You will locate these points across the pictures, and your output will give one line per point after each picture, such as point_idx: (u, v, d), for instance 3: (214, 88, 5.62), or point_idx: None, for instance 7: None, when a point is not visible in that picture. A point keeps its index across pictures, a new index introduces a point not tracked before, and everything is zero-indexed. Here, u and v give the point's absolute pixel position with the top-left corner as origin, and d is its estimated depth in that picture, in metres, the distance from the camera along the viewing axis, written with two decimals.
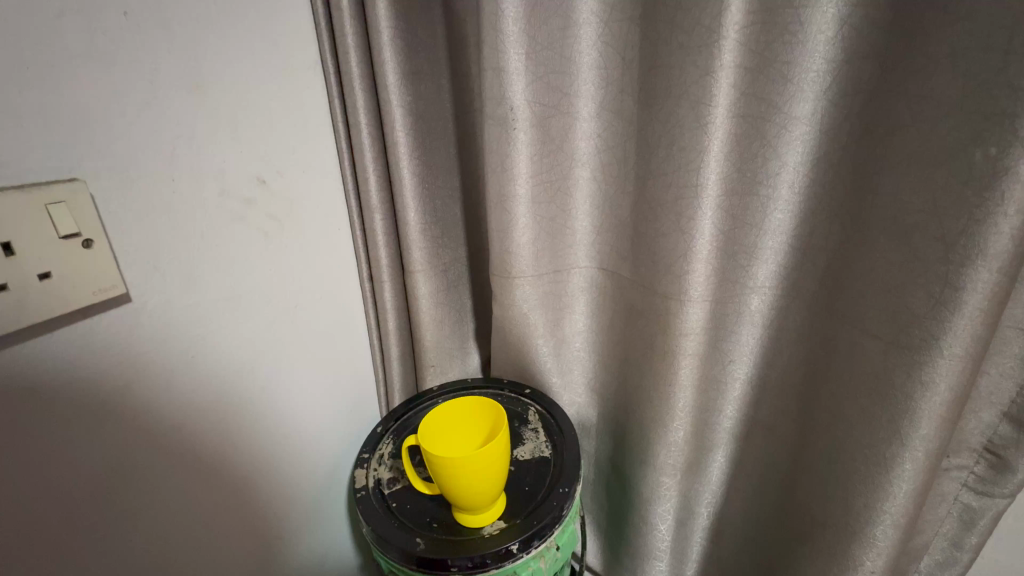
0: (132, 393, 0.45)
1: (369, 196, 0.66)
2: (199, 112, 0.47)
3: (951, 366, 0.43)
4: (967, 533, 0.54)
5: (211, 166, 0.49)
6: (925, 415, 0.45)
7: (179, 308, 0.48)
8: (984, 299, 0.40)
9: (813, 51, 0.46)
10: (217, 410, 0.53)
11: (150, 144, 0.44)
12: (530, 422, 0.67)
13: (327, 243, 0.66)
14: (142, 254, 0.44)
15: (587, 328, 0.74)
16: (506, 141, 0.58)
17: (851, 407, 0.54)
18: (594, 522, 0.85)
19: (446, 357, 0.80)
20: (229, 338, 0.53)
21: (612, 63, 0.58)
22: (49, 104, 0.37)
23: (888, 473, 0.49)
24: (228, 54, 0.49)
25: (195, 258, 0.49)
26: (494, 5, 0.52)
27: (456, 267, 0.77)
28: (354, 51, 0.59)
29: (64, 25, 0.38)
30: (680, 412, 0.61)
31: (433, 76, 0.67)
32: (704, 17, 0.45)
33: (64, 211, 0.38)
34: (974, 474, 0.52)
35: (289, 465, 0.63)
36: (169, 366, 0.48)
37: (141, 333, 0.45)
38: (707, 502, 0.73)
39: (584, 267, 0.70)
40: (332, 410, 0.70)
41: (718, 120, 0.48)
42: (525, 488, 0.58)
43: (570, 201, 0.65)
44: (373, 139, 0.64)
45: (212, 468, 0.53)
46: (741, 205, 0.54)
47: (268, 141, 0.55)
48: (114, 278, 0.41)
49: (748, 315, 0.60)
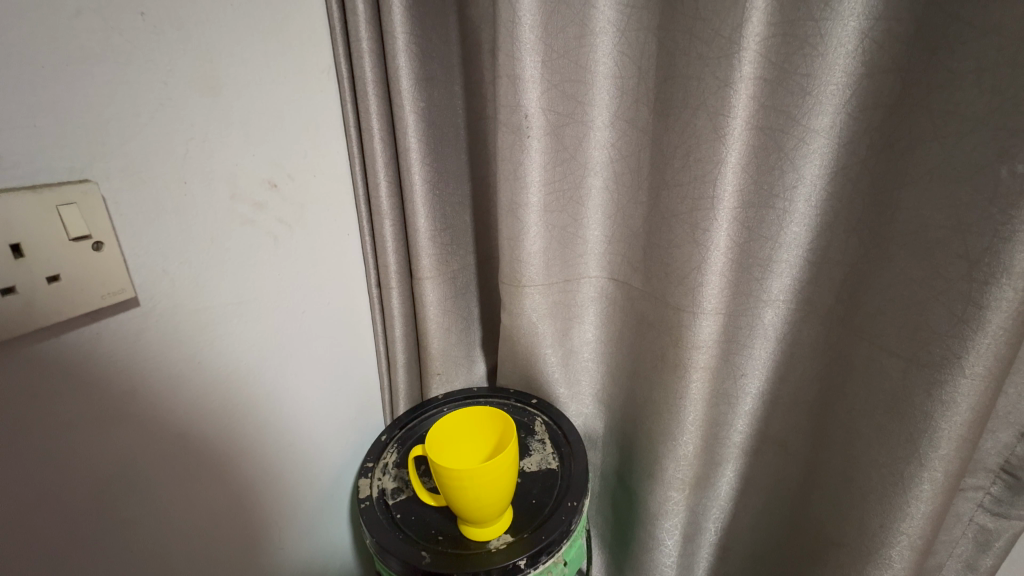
0: (136, 399, 0.44)
1: (379, 201, 0.66)
2: (212, 113, 0.47)
3: (974, 385, 0.42)
4: (983, 555, 0.53)
5: (222, 169, 0.48)
6: (945, 436, 0.45)
7: (185, 312, 0.47)
8: (1009, 319, 0.40)
9: (834, 64, 0.46)
10: (220, 416, 0.52)
11: (164, 146, 0.43)
12: (536, 432, 0.66)
13: (335, 248, 0.65)
14: (151, 257, 0.43)
15: (596, 339, 0.73)
16: (520, 148, 0.58)
17: (868, 426, 0.53)
18: (599, 535, 0.84)
19: (452, 366, 0.79)
20: (237, 342, 0.53)
21: (628, 72, 0.57)
22: (66, 101, 0.37)
23: (905, 493, 0.48)
24: (244, 55, 0.49)
25: (203, 261, 0.48)
26: (511, 12, 0.52)
27: (464, 274, 0.77)
28: (367, 55, 0.59)
29: (80, 24, 0.37)
30: (690, 425, 0.60)
31: (446, 83, 0.67)
32: (723, 28, 0.45)
33: (75, 213, 0.37)
34: (991, 495, 0.51)
35: (291, 473, 0.62)
36: (175, 372, 0.47)
37: (149, 337, 0.44)
38: (715, 518, 0.72)
39: (594, 276, 0.69)
40: (336, 417, 0.69)
41: (735, 131, 0.47)
42: (532, 501, 0.57)
43: (582, 210, 0.64)
44: (385, 143, 0.64)
45: (215, 475, 0.52)
46: (757, 217, 0.53)
47: (280, 145, 0.54)
48: (123, 281, 0.41)
49: (760, 328, 0.59)
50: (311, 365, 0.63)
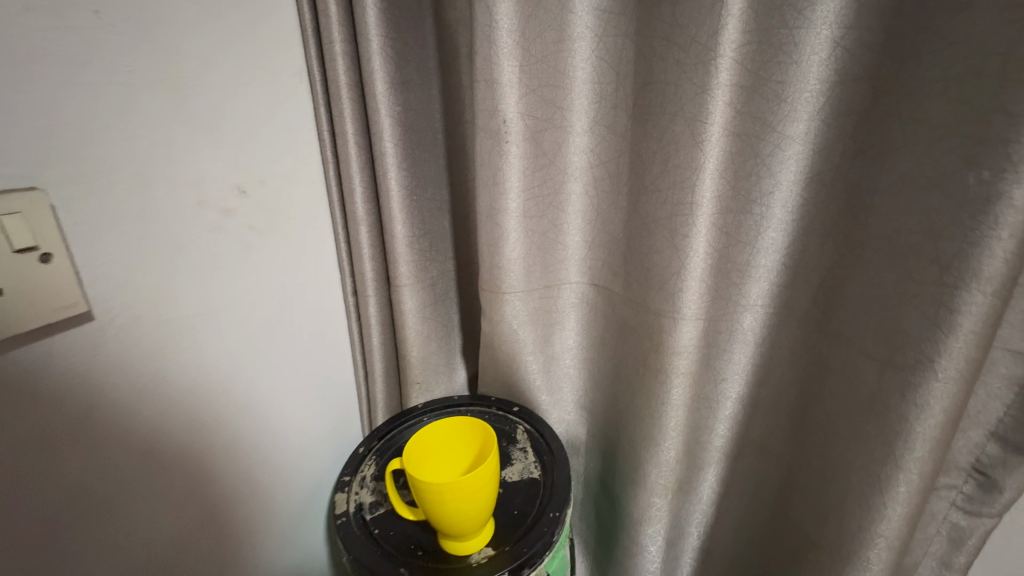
0: (95, 417, 0.42)
1: (354, 207, 0.64)
2: (176, 117, 0.45)
3: (947, 388, 0.43)
4: (956, 553, 0.54)
5: (187, 175, 0.46)
6: (920, 438, 0.45)
7: (148, 325, 0.45)
8: (979, 322, 0.40)
9: (807, 72, 0.47)
10: (189, 433, 0.50)
11: (124, 151, 0.41)
12: (517, 441, 0.65)
13: (310, 256, 0.63)
14: (110, 267, 0.41)
15: (577, 345, 0.72)
16: (499, 154, 0.57)
17: (848, 428, 0.53)
18: (582, 542, 0.83)
19: (432, 374, 0.77)
20: (206, 355, 0.50)
21: (606, 78, 0.57)
22: (18, 104, 0.35)
23: (882, 495, 0.48)
24: (210, 56, 0.47)
25: (169, 271, 0.46)
26: (488, 16, 0.52)
27: (443, 281, 0.75)
28: (341, 58, 0.57)
29: (30, 21, 0.35)
30: (672, 431, 0.60)
31: (423, 87, 0.66)
32: (700, 35, 0.45)
33: (20, 222, 0.34)
34: (962, 493, 0.52)
35: (265, 489, 0.60)
36: (139, 388, 0.45)
37: (107, 352, 0.42)
38: (698, 522, 0.72)
39: (575, 282, 0.68)
40: (312, 430, 0.67)
41: (713, 137, 0.47)
42: (514, 511, 0.56)
43: (561, 216, 0.64)
44: (360, 149, 0.62)
45: (183, 495, 0.50)
46: (735, 223, 0.53)
47: (251, 151, 0.52)
48: (74, 295, 0.38)
49: (739, 333, 0.59)
50: (286, 376, 0.61)
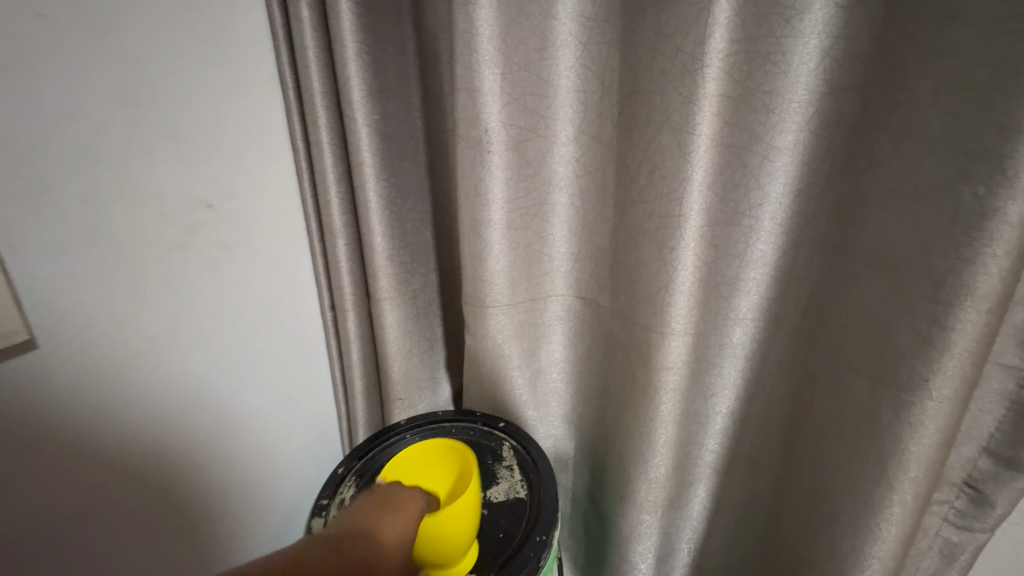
0: (44, 450, 0.38)
1: (331, 218, 0.61)
2: (132, 127, 0.42)
3: (941, 407, 0.42)
4: (948, 568, 0.53)
5: (143, 189, 0.43)
6: (914, 458, 0.44)
7: (104, 349, 0.42)
8: (972, 340, 0.40)
9: (796, 81, 0.45)
10: (154, 461, 0.47)
11: (73, 165, 0.39)
12: (504, 458, 0.62)
13: (284, 270, 0.60)
14: (55, 289, 0.38)
15: (565, 358, 0.70)
16: (481, 164, 0.55)
17: (838, 445, 0.52)
18: (571, 558, 0.81)
19: (415, 389, 0.75)
20: (170, 378, 0.47)
21: (591, 86, 0.56)
22: None
23: (876, 516, 0.47)
24: (170, 62, 0.45)
25: (127, 291, 0.43)
26: (467, 23, 0.50)
27: (426, 293, 0.73)
28: (314, 65, 0.55)
29: None
30: (661, 448, 0.58)
31: (402, 94, 0.64)
32: (686, 44, 0.44)
33: None
34: (955, 508, 0.51)
35: (238, 516, 0.57)
36: (95, 417, 0.42)
37: (55, 380, 0.39)
38: (688, 538, 0.70)
39: (561, 295, 0.66)
40: (288, 451, 0.64)
41: (700, 149, 0.46)
42: (499, 535, 0.54)
43: (547, 227, 0.62)
44: (336, 158, 0.60)
45: (146, 529, 0.46)
46: (723, 235, 0.52)
47: (218, 162, 0.50)
48: (13, 324, 0.35)
49: (728, 347, 0.58)
50: (259, 396, 0.58)
